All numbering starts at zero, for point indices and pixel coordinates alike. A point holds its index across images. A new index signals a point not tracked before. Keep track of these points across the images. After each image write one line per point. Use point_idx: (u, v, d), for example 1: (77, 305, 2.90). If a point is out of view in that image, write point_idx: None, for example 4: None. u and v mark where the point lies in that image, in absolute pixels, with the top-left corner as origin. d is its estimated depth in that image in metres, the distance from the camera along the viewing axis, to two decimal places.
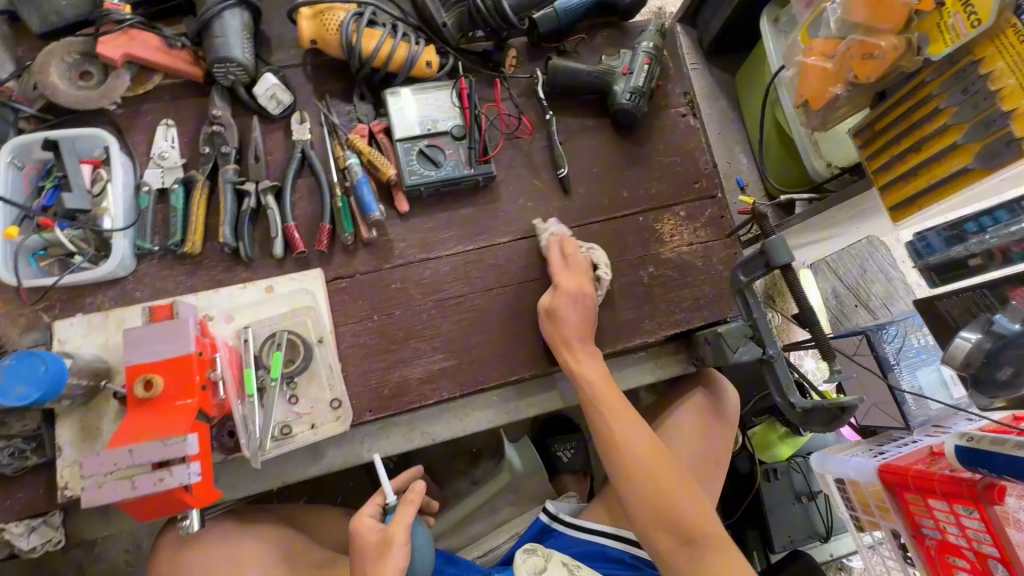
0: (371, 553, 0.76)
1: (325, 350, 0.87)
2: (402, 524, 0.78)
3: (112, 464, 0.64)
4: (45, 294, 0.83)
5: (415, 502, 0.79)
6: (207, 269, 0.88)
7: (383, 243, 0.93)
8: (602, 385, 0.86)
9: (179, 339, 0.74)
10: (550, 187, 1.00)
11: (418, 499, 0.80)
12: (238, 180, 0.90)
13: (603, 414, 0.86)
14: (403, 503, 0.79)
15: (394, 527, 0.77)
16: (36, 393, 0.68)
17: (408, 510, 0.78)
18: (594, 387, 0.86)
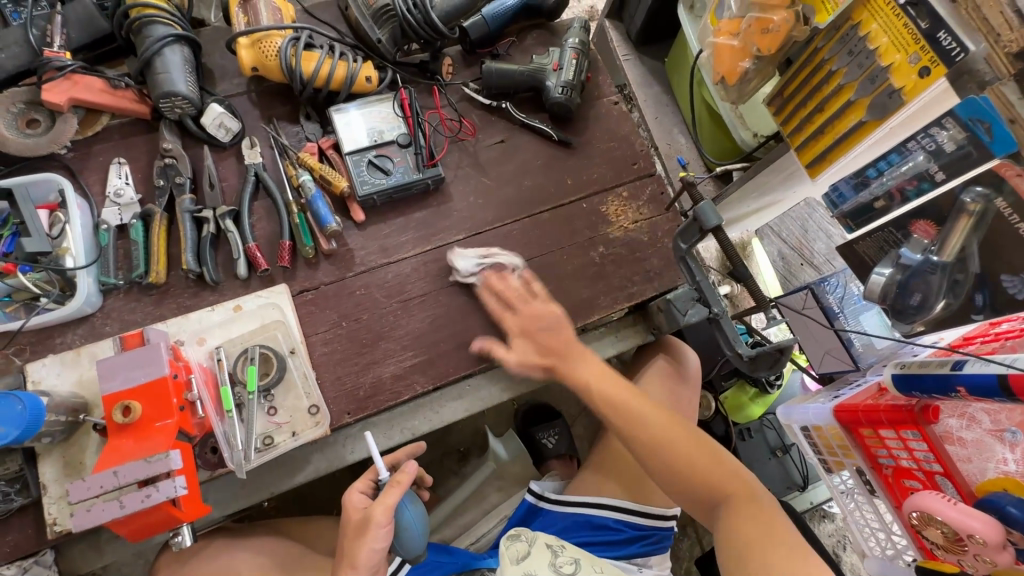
0: (352, 532, 0.78)
1: (298, 360, 0.90)
2: (384, 505, 0.77)
3: (98, 488, 0.66)
4: (15, 339, 0.85)
5: (401, 486, 0.78)
6: (174, 297, 0.91)
7: (344, 252, 0.97)
8: (606, 375, 0.91)
9: (151, 365, 0.76)
10: (499, 183, 1.06)
11: (405, 484, 0.78)
12: (195, 209, 0.93)
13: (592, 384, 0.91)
14: (389, 485, 0.78)
15: (374, 510, 0.77)
16: (15, 432, 0.70)
17: (393, 492, 0.77)
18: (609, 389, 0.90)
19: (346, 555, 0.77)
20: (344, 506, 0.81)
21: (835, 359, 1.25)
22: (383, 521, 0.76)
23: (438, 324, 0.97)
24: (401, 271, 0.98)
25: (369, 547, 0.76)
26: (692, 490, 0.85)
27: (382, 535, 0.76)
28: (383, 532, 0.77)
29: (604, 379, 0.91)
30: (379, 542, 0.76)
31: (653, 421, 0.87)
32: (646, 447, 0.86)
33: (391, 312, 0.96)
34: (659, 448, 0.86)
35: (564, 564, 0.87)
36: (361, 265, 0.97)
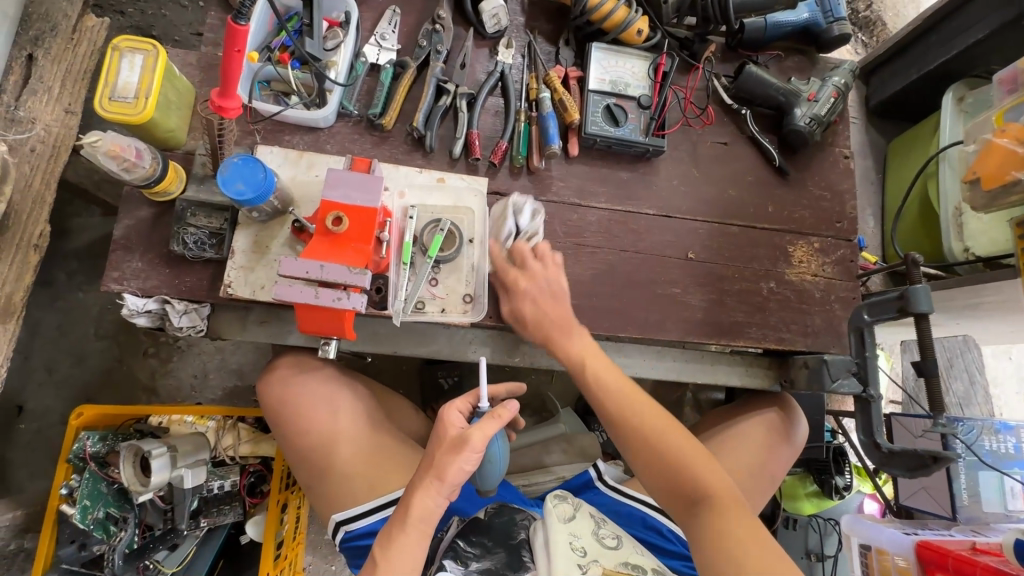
0: (444, 447, 0.75)
1: (472, 250, 0.94)
2: (482, 433, 0.74)
3: (303, 271, 0.73)
4: (259, 121, 0.93)
5: (501, 420, 0.75)
6: (391, 146, 0.97)
7: (545, 176, 1.00)
8: (613, 374, 0.87)
9: (369, 192, 0.82)
10: (706, 181, 1.06)
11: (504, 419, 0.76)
12: (442, 78, 0.98)
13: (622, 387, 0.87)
14: (490, 416, 0.75)
15: (469, 435, 0.73)
16: (251, 194, 0.78)
17: (492, 424, 0.74)
18: (591, 363, 0.88)
19: (434, 466, 0.74)
20: (438, 419, 0.78)
21: (929, 498, 1.20)
22: (477, 448, 0.73)
23: (598, 280, 0.99)
24: (586, 216, 1.00)
25: (459, 467, 0.73)
26: (677, 484, 0.79)
27: (472, 463, 0.73)
28: (473, 458, 0.74)
29: (595, 354, 0.89)
30: (467, 465, 0.74)
31: (644, 407, 0.85)
32: (620, 419, 0.85)
33: (563, 248, 0.99)
34: (675, 473, 0.79)
35: (606, 538, 0.87)
36: (554, 195, 1.00)
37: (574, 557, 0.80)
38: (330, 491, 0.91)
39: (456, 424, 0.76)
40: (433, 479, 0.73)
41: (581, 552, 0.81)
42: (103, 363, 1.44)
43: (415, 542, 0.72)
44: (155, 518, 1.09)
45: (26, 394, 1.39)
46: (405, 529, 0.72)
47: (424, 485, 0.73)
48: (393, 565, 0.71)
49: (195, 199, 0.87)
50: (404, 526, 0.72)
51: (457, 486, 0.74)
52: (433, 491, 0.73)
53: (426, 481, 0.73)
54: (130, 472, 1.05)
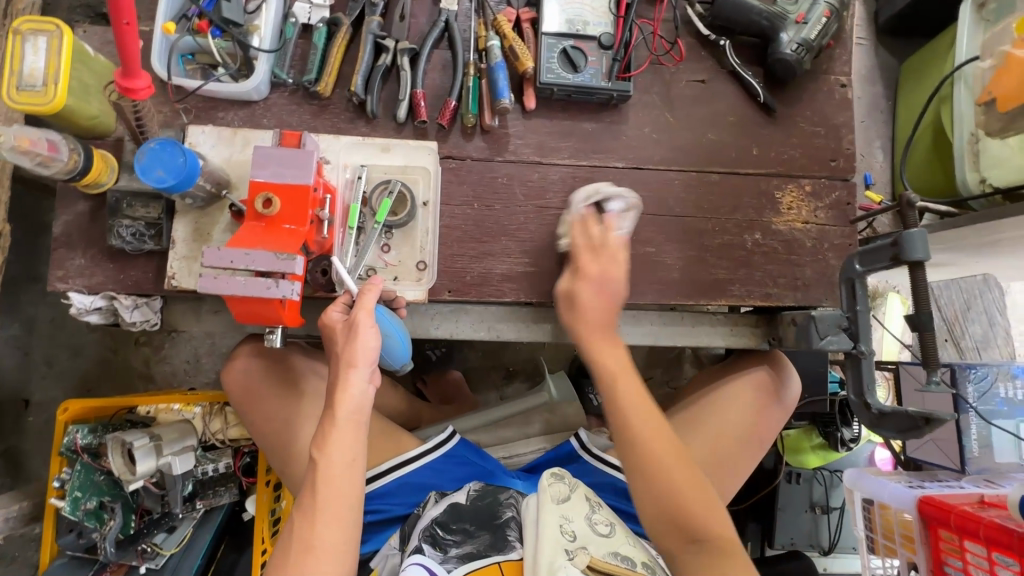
0: (340, 340, 0.74)
1: (426, 214, 0.88)
2: (367, 308, 0.74)
3: (229, 261, 0.69)
4: (185, 98, 0.87)
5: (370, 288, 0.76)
6: (331, 115, 0.90)
7: (501, 134, 0.92)
8: (626, 376, 0.78)
9: (300, 168, 0.76)
10: (681, 125, 0.96)
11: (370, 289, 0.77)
12: (380, 34, 0.89)
13: (618, 376, 0.79)
14: (364, 293, 0.75)
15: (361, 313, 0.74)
16: (172, 180, 0.73)
17: (370, 296, 0.75)
18: (635, 417, 0.76)
19: (342, 355, 0.73)
20: (321, 327, 0.77)
21: (937, 449, 1.14)
22: (366, 316, 0.73)
23: (563, 245, 0.92)
24: (549, 175, 0.93)
25: (367, 345, 0.73)
26: (671, 507, 0.71)
27: (375, 335, 0.74)
28: (373, 329, 0.74)
29: (625, 373, 0.78)
30: (373, 341, 0.74)
31: (626, 388, 0.77)
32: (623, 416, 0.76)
33: (524, 213, 0.92)
34: (674, 499, 0.72)
35: (599, 523, 0.81)
36: (513, 154, 0.92)
37: (561, 541, 0.74)
38: (298, 477, 0.89)
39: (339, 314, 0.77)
40: (347, 367, 0.72)
41: (571, 536, 0.76)
42: (97, 354, 1.46)
43: (349, 436, 0.72)
44: (152, 501, 1.13)
45: (29, 389, 1.41)
46: (337, 424, 0.71)
47: (344, 373, 0.72)
48: (332, 465, 0.70)
49: (127, 188, 0.83)
50: (335, 420, 0.71)
51: (376, 363, 0.74)
52: (353, 376, 0.72)
53: (342, 371, 0.72)
54: (118, 461, 1.07)
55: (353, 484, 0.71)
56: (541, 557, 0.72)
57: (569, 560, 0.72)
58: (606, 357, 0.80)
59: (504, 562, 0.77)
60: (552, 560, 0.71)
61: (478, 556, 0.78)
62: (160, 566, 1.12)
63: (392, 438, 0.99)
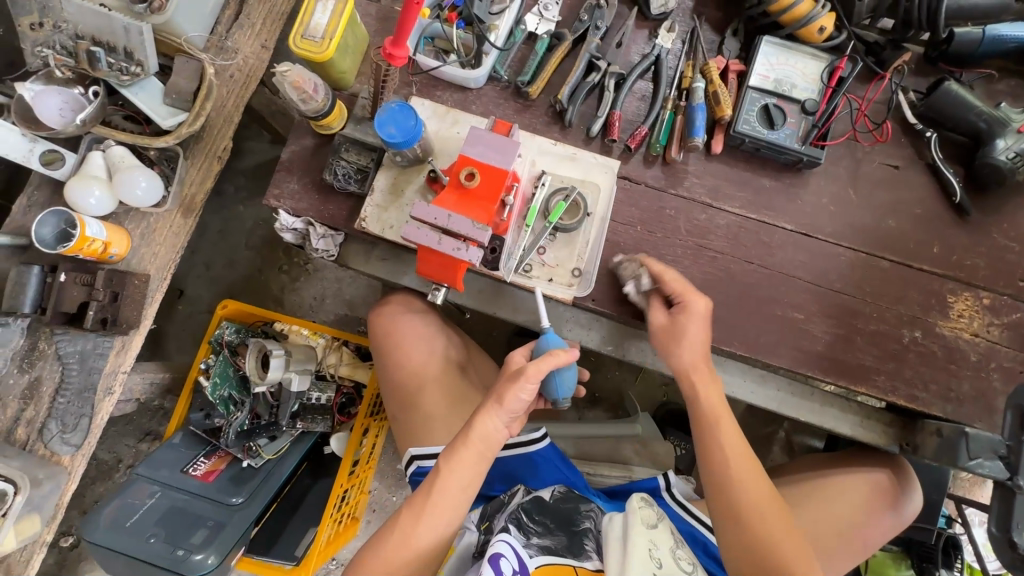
0: (505, 377, 0.80)
1: (590, 225, 0.93)
2: (538, 367, 0.77)
3: (431, 217, 0.78)
4: (418, 73, 0.99)
5: (560, 360, 0.78)
6: (532, 115, 0.99)
7: (679, 169, 0.96)
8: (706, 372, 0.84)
9: (506, 156, 0.85)
10: (861, 205, 0.95)
11: (563, 360, 0.79)
12: (596, 55, 0.97)
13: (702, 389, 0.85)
14: (548, 355, 0.78)
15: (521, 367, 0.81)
16: (399, 139, 0.84)
17: (549, 361, 0.77)
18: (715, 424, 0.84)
19: (495, 391, 0.79)
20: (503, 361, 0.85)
21: None
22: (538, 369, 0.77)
23: (711, 287, 0.94)
24: (715, 219, 0.95)
25: (518, 394, 0.78)
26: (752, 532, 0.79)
27: (527, 392, 0.77)
28: (530, 388, 0.78)
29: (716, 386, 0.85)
30: (525, 394, 0.78)
31: (723, 412, 0.84)
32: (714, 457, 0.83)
33: (681, 247, 0.95)
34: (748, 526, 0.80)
35: (681, 559, 0.82)
36: (685, 190, 0.96)
37: (651, 565, 0.75)
38: (411, 424, 0.98)
39: (518, 362, 0.82)
40: (495, 403, 0.79)
41: (658, 563, 0.77)
42: (246, 270, 1.66)
43: (473, 460, 0.79)
44: (264, 409, 1.25)
45: (187, 281, 1.64)
46: (467, 444, 0.79)
47: (489, 409, 0.79)
48: (451, 481, 0.78)
49: (350, 135, 0.96)
50: (466, 441, 0.79)
51: (516, 413, 0.80)
52: (494, 413, 0.79)
53: (488, 404, 0.79)
54: (253, 363, 1.22)
55: (461, 501, 0.79)
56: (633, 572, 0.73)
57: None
58: (708, 382, 0.85)
59: (580, 568, 0.81)
60: None
61: (557, 554, 0.81)
62: (258, 466, 1.21)
63: None
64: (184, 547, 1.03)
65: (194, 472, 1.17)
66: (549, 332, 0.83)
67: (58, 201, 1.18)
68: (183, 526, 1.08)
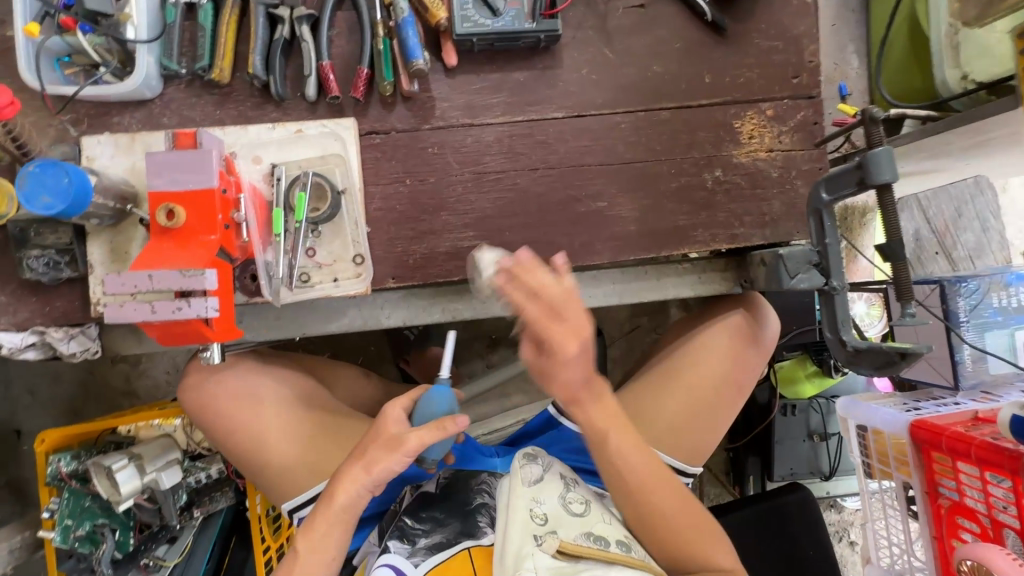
0: (379, 442, 0.74)
1: (350, 201, 0.81)
2: (420, 439, 0.72)
3: (133, 286, 0.64)
4: (65, 107, 0.79)
5: (445, 430, 0.72)
6: (235, 104, 0.82)
7: (424, 99, 0.84)
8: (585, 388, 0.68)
9: (202, 173, 0.70)
10: (622, 61, 0.86)
11: (448, 430, 0.73)
12: (271, 3, 0.80)
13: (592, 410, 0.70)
14: (434, 426, 0.72)
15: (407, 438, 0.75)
16: (61, 205, 0.67)
17: (434, 434, 0.72)
18: (600, 419, 0.71)
19: (365, 457, 0.74)
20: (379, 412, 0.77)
21: (930, 368, 1.10)
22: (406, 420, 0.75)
23: (508, 212, 0.85)
24: (483, 137, 0.85)
25: (393, 463, 0.73)
26: (665, 526, 0.74)
27: (401, 464, 0.73)
28: (405, 460, 0.73)
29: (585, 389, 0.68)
30: (398, 466, 0.73)
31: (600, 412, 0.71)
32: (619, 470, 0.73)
33: (461, 183, 0.85)
34: (659, 515, 0.74)
35: (574, 503, 0.77)
36: (440, 120, 0.84)
37: (531, 525, 0.70)
38: (271, 483, 0.89)
39: (396, 423, 0.75)
40: (360, 469, 0.73)
41: (541, 520, 0.71)
42: (76, 378, 1.45)
43: (334, 535, 0.73)
44: (150, 516, 1.13)
45: (18, 419, 1.43)
46: (326, 514, 0.73)
47: (348, 475, 0.74)
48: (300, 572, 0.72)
49: (29, 216, 0.77)
50: (325, 515, 0.73)
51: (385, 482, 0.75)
52: (349, 481, 0.73)
53: (351, 470, 0.73)
54: (106, 484, 1.07)
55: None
56: (509, 543, 0.68)
57: (538, 546, 0.66)
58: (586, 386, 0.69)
59: (474, 548, 0.74)
60: (520, 547, 0.67)
61: (450, 545, 0.75)
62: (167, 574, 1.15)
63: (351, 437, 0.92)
64: None
65: None
66: (440, 385, 0.77)
67: None
68: None
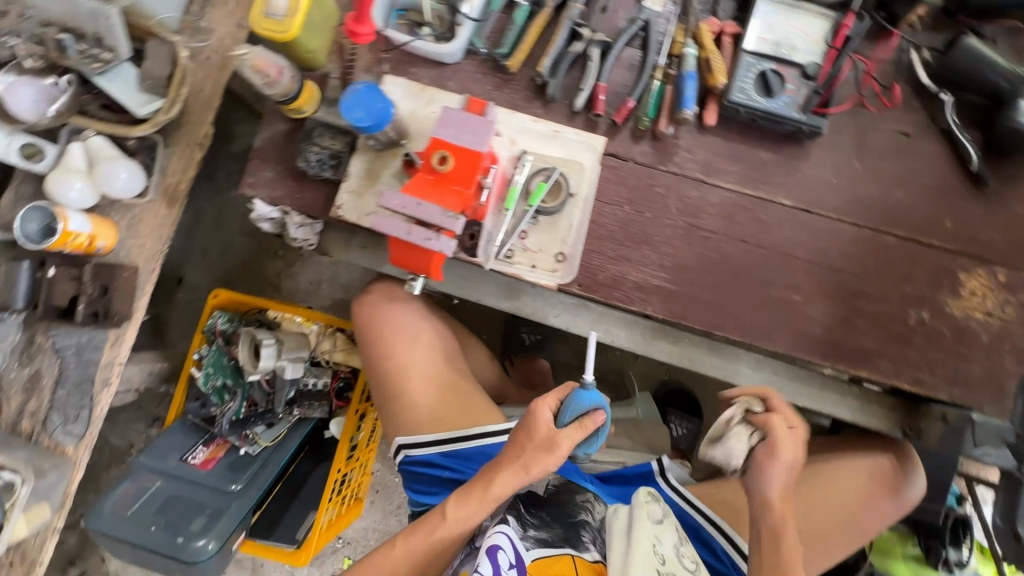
0: (536, 443, 0.78)
1: (574, 206, 0.89)
2: (569, 440, 0.77)
3: (401, 207, 0.75)
4: (391, 49, 0.93)
5: (587, 429, 0.77)
6: (511, 91, 0.93)
7: (670, 144, 0.90)
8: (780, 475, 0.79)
9: (480, 137, 0.80)
10: (867, 176, 0.88)
11: (591, 428, 0.78)
12: (579, 22, 0.91)
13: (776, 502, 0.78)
14: (579, 425, 0.77)
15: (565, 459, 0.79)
16: (368, 122, 0.80)
17: (579, 434, 0.77)
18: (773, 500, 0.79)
19: (523, 458, 0.78)
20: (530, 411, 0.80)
21: None
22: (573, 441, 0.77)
23: (703, 270, 0.89)
24: (708, 196, 0.90)
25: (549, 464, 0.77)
26: None
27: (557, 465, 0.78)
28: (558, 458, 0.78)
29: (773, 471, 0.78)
30: (552, 466, 0.78)
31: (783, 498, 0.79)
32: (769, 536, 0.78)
33: (672, 228, 0.90)
34: None
35: (687, 557, 0.80)
36: (676, 167, 0.90)
37: (654, 561, 0.74)
38: (394, 415, 0.97)
39: (547, 423, 0.79)
40: (521, 467, 0.78)
41: (662, 560, 0.75)
42: (241, 256, 1.65)
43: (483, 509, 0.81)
44: (260, 397, 1.23)
45: (184, 269, 1.64)
46: (483, 493, 0.80)
47: (513, 469, 0.79)
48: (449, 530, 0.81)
49: (323, 120, 0.92)
50: (484, 495, 0.80)
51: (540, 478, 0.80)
52: (517, 478, 0.79)
53: (516, 467, 0.78)
54: (245, 352, 1.22)
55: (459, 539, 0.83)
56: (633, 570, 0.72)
57: None
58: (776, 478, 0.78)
59: (578, 559, 0.83)
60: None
61: (553, 545, 0.83)
62: (255, 454, 1.22)
63: (474, 406, 0.97)
64: (183, 534, 1.06)
65: (192, 460, 1.18)
66: (590, 390, 0.77)
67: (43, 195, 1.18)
68: (181, 513, 1.10)
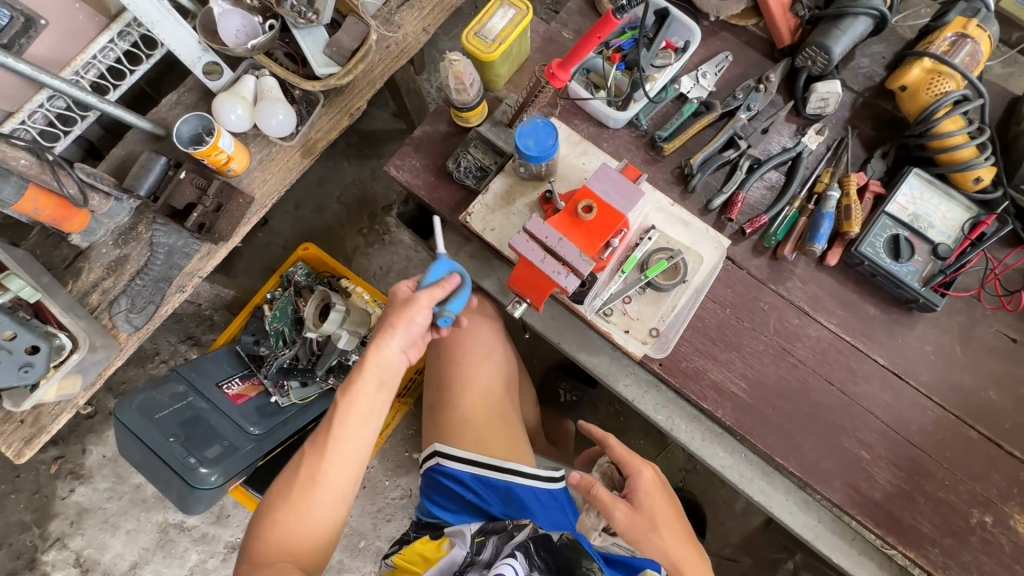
0: (397, 309, 0.81)
1: (682, 291, 0.91)
2: (430, 295, 0.81)
3: (543, 236, 0.81)
4: (563, 98, 1.02)
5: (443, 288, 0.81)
6: (657, 170, 1.00)
7: (787, 268, 0.94)
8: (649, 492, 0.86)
9: (626, 200, 0.83)
10: (965, 365, 0.90)
11: (450, 287, 0.82)
12: (738, 134, 0.98)
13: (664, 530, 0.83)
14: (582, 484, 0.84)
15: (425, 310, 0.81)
16: (534, 153, 0.86)
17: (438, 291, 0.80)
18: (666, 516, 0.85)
19: (388, 322, 0.81)
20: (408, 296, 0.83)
21: None
22: (427, 303, 0.80)
23: (783, 394, 0.90)
24: (807, 327, 0.93)
25: (418, 317, 0.81)
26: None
27: (423, 316, 0.81)
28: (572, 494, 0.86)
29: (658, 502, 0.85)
30: (421, 318, 0.81)
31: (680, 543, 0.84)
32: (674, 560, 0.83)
33: (764, 344, 0.92)
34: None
35: None
36: (785, 290, 0.94)
37: None
38: (437, 420, 1.00)
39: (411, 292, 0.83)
40: (389, 328, 0.80)
41: None
42: (327, 220, 1.72)
43: (371, 388, 0.81)
44: (305, 353, 1.26)
45: (273, 213, 1.71)
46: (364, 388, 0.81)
47: (386, 335, 0.80)
48: (337, 454, 0.79)
49: (483, 134, 1.00)
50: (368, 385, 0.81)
51: (415, 335, 0.82)
52: (393, 336, 0.81)
53: (386, 335, 0.80)
54: (311, 309, 1.25)
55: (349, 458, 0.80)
56: None
57: None
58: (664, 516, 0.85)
59: None
60: None
61: None
62: (284, 406, 1.24)
63: (512, 441, 0.99)
64: (197, 457, 1.07)
65: (226, 390, 1.21)
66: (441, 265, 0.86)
67: (201, 107, 1.28)
68: (201, 436, 1.11)
